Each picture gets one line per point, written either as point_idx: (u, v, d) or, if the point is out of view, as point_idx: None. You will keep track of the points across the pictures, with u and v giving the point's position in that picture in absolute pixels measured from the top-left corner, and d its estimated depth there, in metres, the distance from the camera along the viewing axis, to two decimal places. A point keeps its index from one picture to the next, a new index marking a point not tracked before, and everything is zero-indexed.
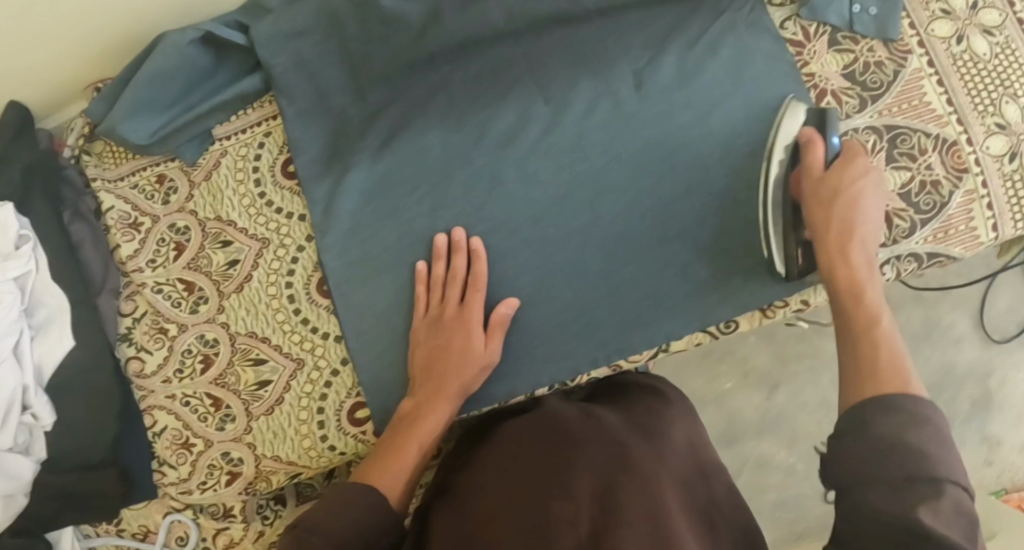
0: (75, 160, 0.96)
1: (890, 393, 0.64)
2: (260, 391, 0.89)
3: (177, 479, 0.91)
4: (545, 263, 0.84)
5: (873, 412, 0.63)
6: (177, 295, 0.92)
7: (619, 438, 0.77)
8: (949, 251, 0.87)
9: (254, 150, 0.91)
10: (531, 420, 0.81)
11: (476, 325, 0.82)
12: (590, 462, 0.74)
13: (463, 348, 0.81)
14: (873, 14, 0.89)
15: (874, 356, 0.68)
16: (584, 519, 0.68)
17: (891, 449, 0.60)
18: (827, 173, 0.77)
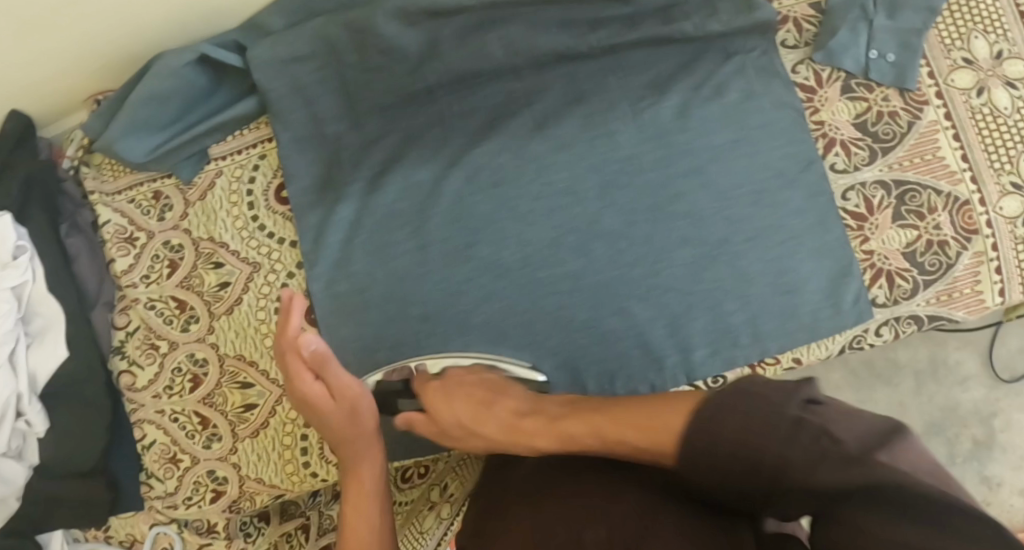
0: (74, 171, 0.96)
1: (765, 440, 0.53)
2: (246, 413, 0.90)
3: (163, 493, 0.93)
4: (531, 304, 0.84)
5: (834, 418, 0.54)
6: (169, 312, 0.92)
7: None
8: (952, 313, 0.85)
9: (249, 172, 0.91)
10: None
11: (311, 383, 0.80)
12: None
13: (327, 409, 0.80)
14: (891, 61, 0.85)
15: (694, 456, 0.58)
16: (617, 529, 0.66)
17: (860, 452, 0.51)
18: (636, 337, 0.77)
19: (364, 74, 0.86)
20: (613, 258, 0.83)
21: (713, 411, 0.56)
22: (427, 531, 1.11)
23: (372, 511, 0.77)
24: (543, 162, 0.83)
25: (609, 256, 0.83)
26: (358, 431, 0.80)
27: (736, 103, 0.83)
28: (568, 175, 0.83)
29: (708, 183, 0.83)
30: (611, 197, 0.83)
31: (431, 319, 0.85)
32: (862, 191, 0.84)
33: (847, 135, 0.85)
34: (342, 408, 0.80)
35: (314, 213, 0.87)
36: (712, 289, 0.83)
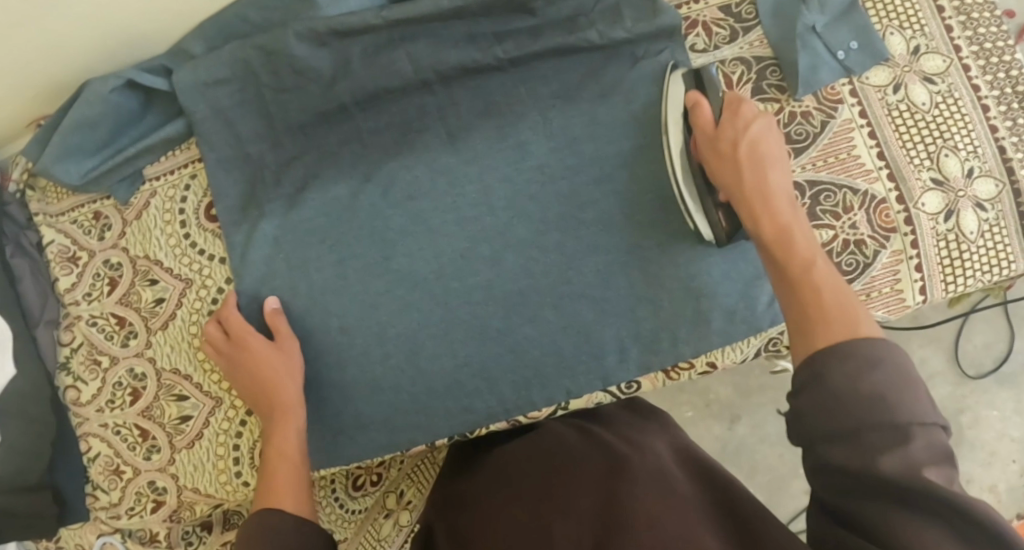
0: (19, 195, 0.99)
1: (840, 340, 0.62)
2: (182, 425, 0.93)
3: (108, 503, 0.96)
4: (447, 313, 0.86)
5: (825, 363, 0.60)
6: (110, 328, 0.95)
7: (612, 449, 0.80)
8: (871, 314, 0.84)
9: (181, 192, 0.93)
10: (526, 441, 0.86)
11: (255, 335, 0.86)
12: (585, 479, 0.77)
13: (268, 357, 0.85)
14: (840, 59, 0.84)
15: (813, 314, 0.65)
16: (586, 535, 0.71)
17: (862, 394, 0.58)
18: (720, 125, 0.77)
19: (282, 95, 0.89)
20: (528, 269, 0.85)
21: (843, 366, 0.60)
22: (384, 538, 1.11)
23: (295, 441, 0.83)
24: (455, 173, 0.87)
25: (522, 266, 0.86)
26: (286, 379, 0.85)
27: (643, 113, 0.86)
28: (483, 187, 0.87)
29: (612, 193, 0.85)
30: (524, 210, 0.86)
31: (350, 332, 0.87)
32: None
33: None
34: (282, 359, 0.85)
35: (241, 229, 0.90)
36: (625, 295, 0.84)
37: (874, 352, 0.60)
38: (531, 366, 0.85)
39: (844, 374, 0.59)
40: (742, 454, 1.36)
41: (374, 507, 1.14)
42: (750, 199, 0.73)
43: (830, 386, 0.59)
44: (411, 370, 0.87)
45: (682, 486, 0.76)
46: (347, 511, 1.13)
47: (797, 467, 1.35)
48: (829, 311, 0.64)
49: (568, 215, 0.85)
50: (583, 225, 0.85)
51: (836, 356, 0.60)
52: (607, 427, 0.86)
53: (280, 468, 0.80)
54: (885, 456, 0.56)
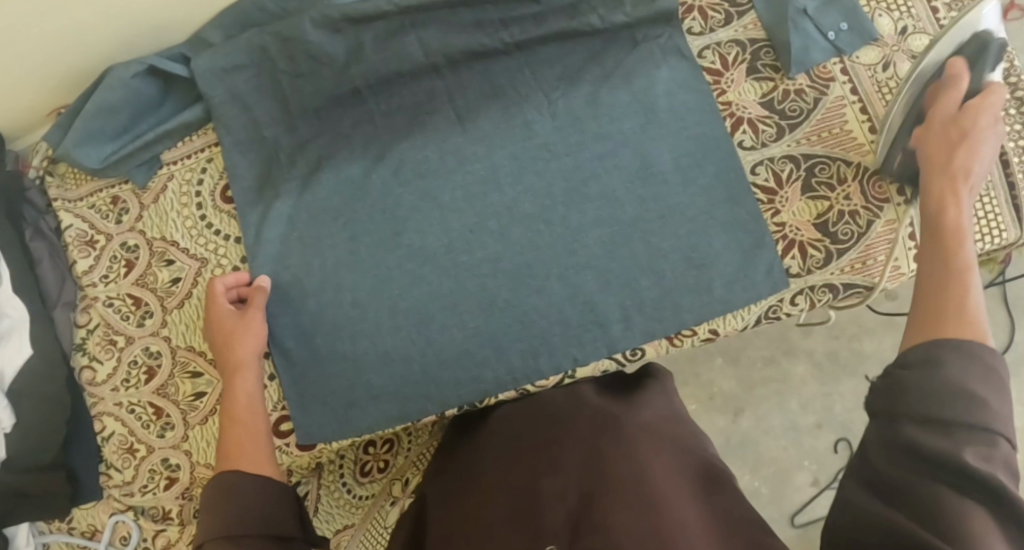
0: (39, 181, 1.02)
1: (966, 338, 0.67)
2: (196, 401, 0.95)
3: (121, 482, 0.97)
4: (454, 285, 0.89)
5: (950, 354, 0.65)
6: (126, 308, 0.98)
7: (606, 409, 0.80)
8: (869, 282, 0.86)
9: (198, 175, 0.96)
10: (521, 408, 0.86)
11: (228, 306, 0.89)
12: (578, 436, 0.77)
13: (230, 324, 0.88)
14: (830, 39, 0.88)
15: (952, 313, 0.69)
16: (573, 490, 0.71)
17: (959, 392, 0.62)
18: (963, 111, 0.77)
19: (298, 80, 0.93)
20: (533, 240, 0.88)
21: (953, 365, 0.64)
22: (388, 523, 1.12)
23: (257, 409, 0.85)
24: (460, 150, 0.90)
25: (527, 236, 0.88)
26: (253, 348, 0.87)
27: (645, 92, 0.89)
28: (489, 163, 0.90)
29: (613, 166, 0.88)
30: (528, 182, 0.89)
31: (360, 305, 0.90)
32: (771, 165, 0.87)
33: (754, 114, 0.88)
34: (250, 328, 0.87)
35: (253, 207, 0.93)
36: (629, 265, 0.87)
37: (983, 367, 0.64)
38: (536, 337, 0.87)
39: (958, 371, 0.63)
40: (747, 447, 1.37)
41: (380, 492, 1.14)
42: (938, 187, 0.76)
43: (941, 379, 0.63)
44: (422, 340, 0.89)
45: (670, 450, 0.76)
46: (353, 496, 1.13)
47: (801, 459, 1.36)
48: (961, 315, 0.69)
49: (571, 189, 0.88)
50: (584, 197, 0.88)
51: (956, 353, 0.65)
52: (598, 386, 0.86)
53: (236, 433, 0.82)
54: (969, 450, 0.59)
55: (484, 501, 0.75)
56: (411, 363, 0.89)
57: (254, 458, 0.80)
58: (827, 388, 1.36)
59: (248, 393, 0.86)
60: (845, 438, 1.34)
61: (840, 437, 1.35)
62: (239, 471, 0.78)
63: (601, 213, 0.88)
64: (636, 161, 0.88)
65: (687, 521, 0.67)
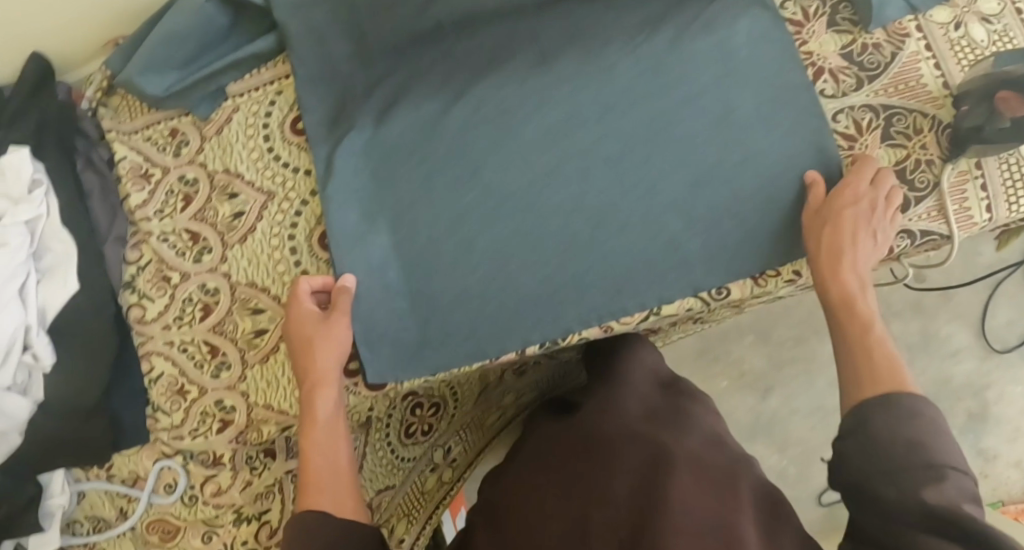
0: (91, 112, 0.99)
1: (883, 394, 0.74)
2: (256, 340, 0.91)
3: (170, 425, 0.93)
4: (532, 224, 0.88)
5: (879, 410, 0.72)
6: (182, 244, 0.94)
7: (653, 433, 0.83)
8: (943, 230, 0.88)
9: (266, 107, 0.93)
10: (567, 425, 0.89)
11: (315, 318, 0.85)
12: (628, 465, 0.80)
13: (309, 333, 0.85)
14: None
15: (864, 379, 0.76)
16: (625, 522, 0.74)
17: (896, 441, 0.69)
18: (828, 197, 0.85)
19: (376, 16, 0.91)
20: (612, 182, 0.88)
21: (882, 418, 0.71)
22: (427, 492, 1.12)
23: (341, 435, 0.84)
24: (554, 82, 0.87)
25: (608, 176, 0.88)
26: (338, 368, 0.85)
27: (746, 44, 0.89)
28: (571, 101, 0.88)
29: (699, 110, 0.88)
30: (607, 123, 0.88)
31: (435, 241, 0.88)
32: (851, 114, 0.89)
33: (834, 65, 0.90)
34: (337, 345, 0.85)
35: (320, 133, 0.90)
36: (720, 196, 0.87)
37: (917, 417, 0.71)
38: (616, 279, 0.87)
39: (888, 421, 0.71)
40: (774, 426, 1.36)
41: (421, 459, 1.11)
42: (823, 264, 0.82)
43: (878, 434, 0.70)
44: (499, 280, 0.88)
45: (717, 479, 0.79)
46: (396, 458, 1.09)
47: (828, 440, 1.35)
48: (876, 373, 0.76)
49: (652, 133, 0.88)
50: (668, 141, 0.88)
51: (895, 419, 0.71)
52: (641, 405, 0.89)
53: (316, 459, 0.81)
54: (927, 490, 0.65)
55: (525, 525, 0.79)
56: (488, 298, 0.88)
57: (336, 487, 0.80)
58: None
59: (326, 409, 0.84)
60: None
61: None
62: (323, 502, 0.78)
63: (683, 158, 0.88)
64: (725, 106, 0.88)
65: None
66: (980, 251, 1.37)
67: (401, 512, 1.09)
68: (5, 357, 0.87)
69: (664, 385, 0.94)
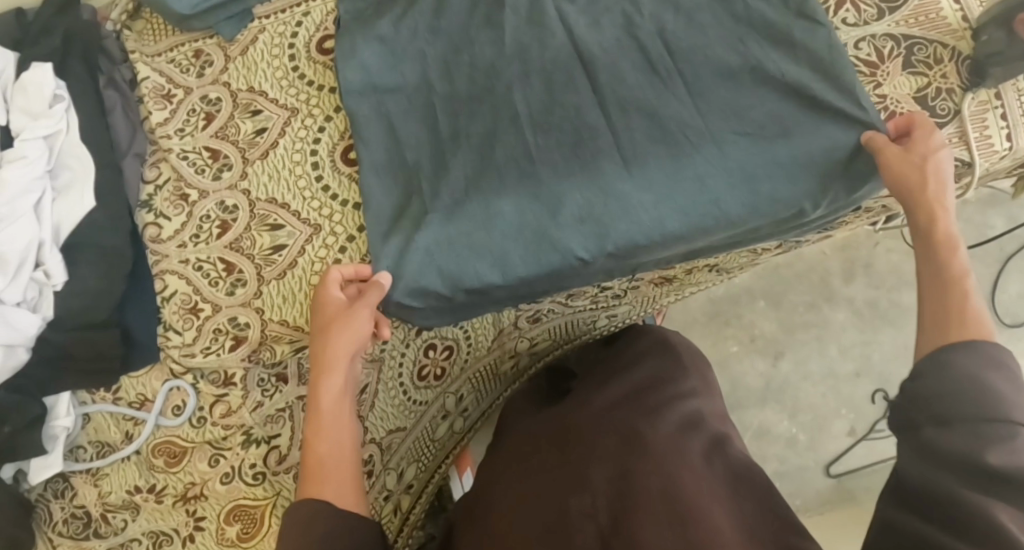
0: (116, 35, 0.99)
1: (978, 339, 0.63)
2: (274, 255, 0.89)
3: (181, 343, 0.90)
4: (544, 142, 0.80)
5: (954, 354, 0.62)
6: (202, 162, 0.93)
7: (631, 423, 0.81)
8: (964, 156, 0.88)
9: (292, 28, 0.94)
10: (550, 415, 0.90)
11: (336, 301, 0.77)
12: (605, 453, 0.78)
13: (331, 317, 0.76)
14: None
15: (950, 316, 0.66)
16: (603, 510, 0.72)
17: (962, 390, 0.60)
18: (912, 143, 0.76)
19: None
20: (684, 177, 0.78)
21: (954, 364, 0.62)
22: (437, 438, 1.13)
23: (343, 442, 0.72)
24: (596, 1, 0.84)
25: (665, 149, 0.78)
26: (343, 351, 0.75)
27: (823, 49, 0.80)
28: (615, 38, 0.82)
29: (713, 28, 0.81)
30: (654, 70, 0.81)
31: None
32: (873, 42, 0.90)
33: None
34: (349, 326, 0.75)
35: (355, 65, 0.84)
36: None
37: (996, 363, 0.61)
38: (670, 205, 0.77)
39: (977, 366, 0.61)
40: (785, 392, 1.36)
41: (433, 404, 1.10)
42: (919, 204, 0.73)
43: (939, 394, 0.60)
44: (548, 256, 0.78)
45: (699, 459, 0.76)
46: (408, 400, 1.07)
47: (839, 408, 1.36)
48: (966, 311, 0.65)
49: (706, 100, 0.80)
50: (728, 123, 0.79)
51: (966, 353, 0.62)
52: (620, 391, 0.87)
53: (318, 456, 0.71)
54: (993, 450, 0.55)
55: (502, 521, 0.78)
56: (533, 286, 0.81)
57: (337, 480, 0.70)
58: (866, 336, 1.37)
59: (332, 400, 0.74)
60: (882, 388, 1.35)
61: (878, 388, 1.35)
62: (319, 492, 0.68)
63: (757, 157, 0.78)
64: (796, 103, 0.79)
65: (723, 535, 0.67)
66: (990, 224, 1.38)
67: (411, 457, 1.08)
68: (17, 271, 0.84)
69: (652, 362, 0.92)
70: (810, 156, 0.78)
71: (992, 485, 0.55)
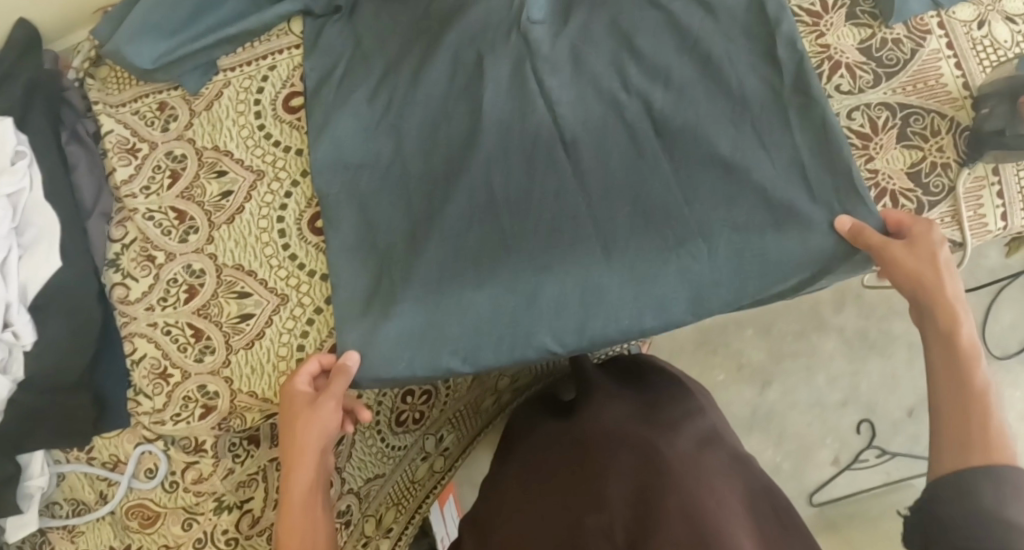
0: (78, 83, 0.95)
1: (997, 464, 0.63)
2: (241, 324, 0.88)
3: (151, 409, 0.90)
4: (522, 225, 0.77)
5: (976, 479, 0.62)
6: (168, 223, 0.91)
7: (648, 438, 0.84)
8: (955, 237, 0.85)
9: (257, 83, 0.90)
10: (563, 427, 0.93)
11: (301, 391, 0.77)
12: (624, 469, 0.81)
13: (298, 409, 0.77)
14: None
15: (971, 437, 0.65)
16: (619, 526, 0.75)
17: (989, 519, 0.59)
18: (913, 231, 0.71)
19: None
20: (665, 269, 0.75)
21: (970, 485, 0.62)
22: (418, 480, 1.12)
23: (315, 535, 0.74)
24: (580, 74, 0.79)
25: (648, 239, 0.75)
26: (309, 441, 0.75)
27: (818, 126, 0.74)
28: (599, 114, 0.78)
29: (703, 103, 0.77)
30: (638, 151, 0.77)
31: None
32: (867, 112, 0.85)
33: (852, 59, 0.86)
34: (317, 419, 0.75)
35: (326, 140, 0.82)
36: None
37: (1014, 488, 0.61)
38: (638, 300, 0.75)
39: (991, 495, 0.61)
40: (771, 421, 1.34)
41: (413, 447, 1.10)
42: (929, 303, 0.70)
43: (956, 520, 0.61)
44: (522, 350, 0.76)
45: (714, 473, 0.80)
46: (386, 446, 1.07)
47: (825, 438, 1.34)
48: (984, 430, 0.65)
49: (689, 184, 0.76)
50: (716, 213, 0.75)
51: (987, 479, 0.62)
52: (634, 408, 0.91)
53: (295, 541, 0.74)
54: None
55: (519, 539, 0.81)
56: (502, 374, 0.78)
57: None
58: (855, 366, 1.35)
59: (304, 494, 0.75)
60: (869, 419, 1.33)
61: (863, 418, 1.33)
62: None
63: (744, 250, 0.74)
64: (789, 186, 0.75)
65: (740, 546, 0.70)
66: (985, 254, 1.35)
67: (390, 501, 1.09)
68: None
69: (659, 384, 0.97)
70: (805, 244, 0.74)
71: None
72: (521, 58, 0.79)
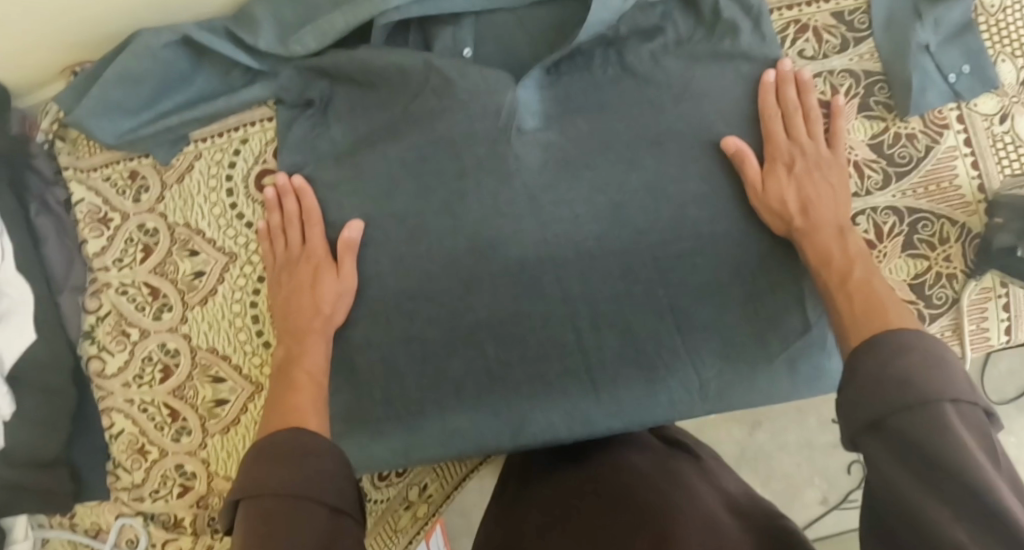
0: (48, 145, 0.91)
1: (882, 340, 0.60)
2: (217, 409, 0.87)
3: (130, 484, 0.89)
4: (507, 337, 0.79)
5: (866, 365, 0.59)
6: (142, 299, 0.89)
7: (674, 508, 0.69)
8: (955, 351, 0.81)
9: (230, 157, 0.88)
10: (564, 477, 0.79)
11: (321, 235, 0.82)
12: (647, 530, 0.66)
13: (310, 257, 0.81)
14: (967, 73, 0.81)
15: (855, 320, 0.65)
16: None
17: (894, 375, 0.56)
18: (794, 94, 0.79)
19: (354, 75, 0.83)
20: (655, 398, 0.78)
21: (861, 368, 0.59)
22: (401, 529, 1.11)
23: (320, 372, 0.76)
24: (571, 187, 0.79)
25: (636, 371, 0.79)
26: (329, 312, 0.79)
27: None
28: (594, 234, 0.79)
29: (699, 220, 0.78)
30: (632, 274, 0.78)
31: (416, 339, 0.80)
32: (873, 216, 0.80)
33: (860, 156, 0.81)
34: (334, 281, 0.80)
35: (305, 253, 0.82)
36: (743, 308, 0.78)
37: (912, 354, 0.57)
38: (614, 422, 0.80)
39: (892, 368, 0.57)
40: (760, 460, 1.26)
41: (395, 499, 1.10)
42: (805, 214, 0.75)
43: (868, 400, 0.57)
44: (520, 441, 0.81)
45: None
46: (367, 501, 1.09)
47: None
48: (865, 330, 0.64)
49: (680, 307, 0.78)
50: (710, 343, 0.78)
51: (889, 352, 0.58)
52: (655, 468, 0.76)
53: (304, 386, 0.73)
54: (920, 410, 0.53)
55: None
56: None
57: (306, 410, 0.69)
58: None
59: (319, 359, 0.77)
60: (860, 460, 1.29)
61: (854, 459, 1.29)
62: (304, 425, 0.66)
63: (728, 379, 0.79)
64: (783, 323, 0.78)
65: None
66: None
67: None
68: None
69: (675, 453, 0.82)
70: (781, 379, 0.79)
71: (936, 476, 0.51)
72: (509, 170, 0.80)
